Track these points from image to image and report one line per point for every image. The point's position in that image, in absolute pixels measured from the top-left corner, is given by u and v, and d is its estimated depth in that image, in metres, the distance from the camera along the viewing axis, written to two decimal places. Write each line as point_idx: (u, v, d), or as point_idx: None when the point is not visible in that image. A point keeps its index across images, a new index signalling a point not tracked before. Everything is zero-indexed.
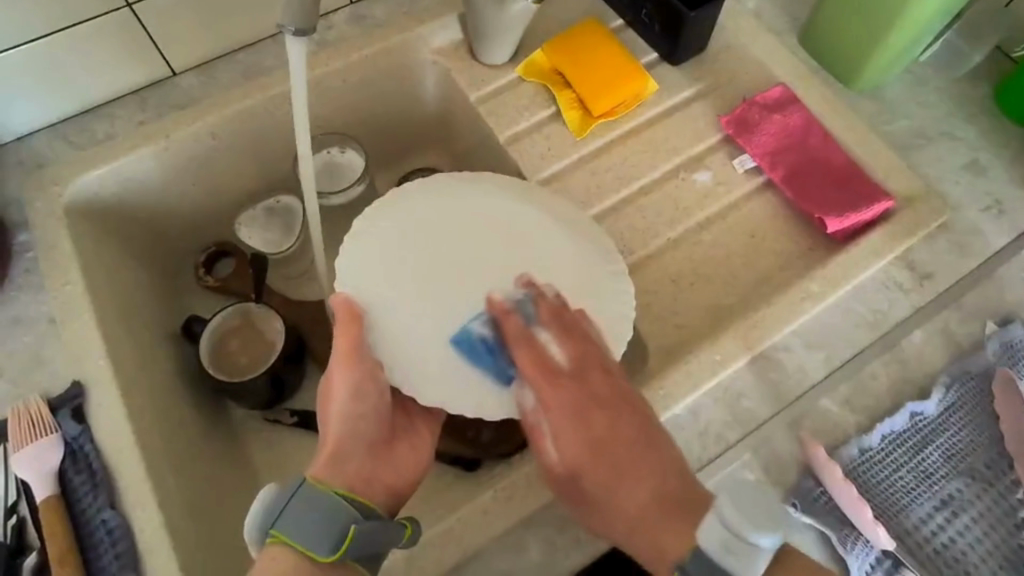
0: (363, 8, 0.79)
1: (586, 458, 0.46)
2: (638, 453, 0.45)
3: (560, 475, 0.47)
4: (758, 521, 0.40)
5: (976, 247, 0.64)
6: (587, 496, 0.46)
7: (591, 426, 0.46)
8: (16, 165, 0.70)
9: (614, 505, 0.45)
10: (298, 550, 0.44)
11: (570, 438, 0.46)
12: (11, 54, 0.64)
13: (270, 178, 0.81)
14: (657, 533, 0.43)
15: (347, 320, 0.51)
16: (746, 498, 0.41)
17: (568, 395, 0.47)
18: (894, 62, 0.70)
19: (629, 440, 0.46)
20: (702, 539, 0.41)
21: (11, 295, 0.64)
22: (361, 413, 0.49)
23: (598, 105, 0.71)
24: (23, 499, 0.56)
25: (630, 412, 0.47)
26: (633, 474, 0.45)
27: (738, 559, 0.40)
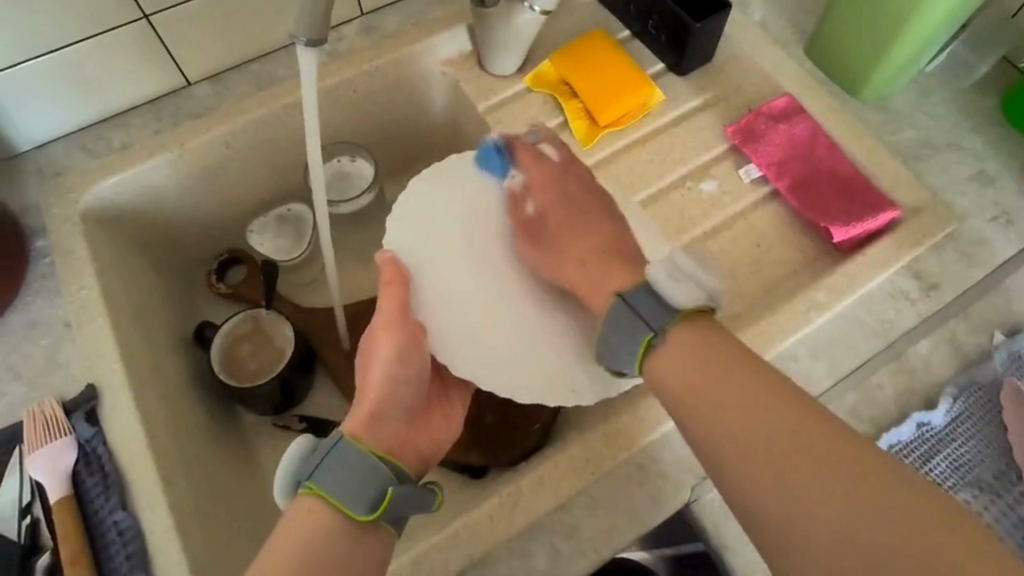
0: (374, 19, 0.80)
1: (548, 201, 0.57)
2: (599, 215, 0.56)
3: (533, 219, 0.58)
4: (699, 272, 0.48)
5: (984, 256, 0.64)
6: (551, 240, 0.57)
7: (569, 199, 0.57)
8: (34, 173, 0.71)
9: (579, 272, 0.54)
10: (333, 505, 0.44)
11: (546, 195, 0.57)
12: (32, 64, 0.66)
13: (281, 186, 0.82)
14: (596, 266, 0.54)
15: (394, 283, 0.54)
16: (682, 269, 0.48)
17: (553, 174, 0.58)
18: (900, 72, 0.70)
19: (587, 211, 0.57)
20: (651, 271, 0.48)
21: (28, 299, 0.65)
22: (401, 378, 0.51)
23: (605, 115, 0.72)
24: (37, 500, 0.56)
25: (601, 200, 0.58)
26: (579, 229, 0.56)
27: (678, 288, 0.47)
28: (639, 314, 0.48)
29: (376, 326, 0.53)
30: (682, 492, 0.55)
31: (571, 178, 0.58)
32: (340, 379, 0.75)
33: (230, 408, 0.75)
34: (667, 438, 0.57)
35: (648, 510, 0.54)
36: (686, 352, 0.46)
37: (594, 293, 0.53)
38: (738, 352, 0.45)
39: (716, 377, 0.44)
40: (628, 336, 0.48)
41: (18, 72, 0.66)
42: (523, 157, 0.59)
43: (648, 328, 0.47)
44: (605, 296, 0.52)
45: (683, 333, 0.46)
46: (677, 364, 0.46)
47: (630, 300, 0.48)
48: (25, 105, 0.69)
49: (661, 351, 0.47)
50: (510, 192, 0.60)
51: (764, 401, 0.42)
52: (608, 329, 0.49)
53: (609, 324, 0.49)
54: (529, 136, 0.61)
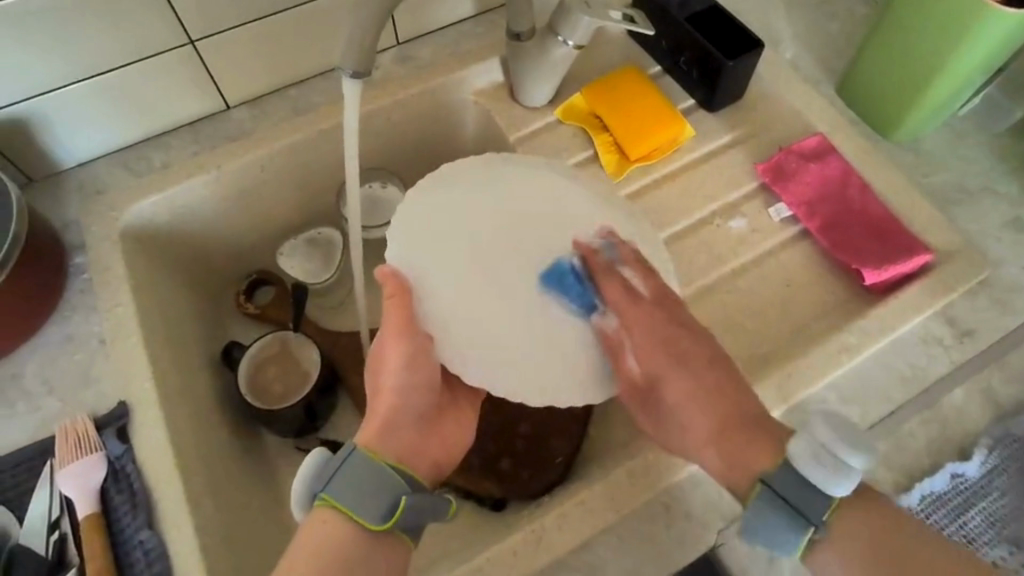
0: (410, 49, 0.81)
1: (656, 356, 0.53)
2: (710, 381, 0.53)
3: (642, 386, 0.54)
4: (850, 444, 0.44)
5: (1020, 304, 0.63)
6: (664, 407, 0.53)
7: (659, 339, 0.53)
8: (76, 190, 0.73)
9: (683, 423, 0.53)
10: (349, 516, 0.45)
11: (645, 343, 0.53)
12: (82, 86, 0.68)
13: (313, 209, 0.84)
14: (732, 439, 0.50)
15: (398, 292, 0.51)
16: (838, 424, 0.46)
17: (651, 318, 0.53)
18: (933, 114, 0.69)
19: (694, 358, 0.53)
20: (795, 453, 0.46)
21: (65, 313, 0.67)
22: (412, 388, 0.52)
23: (636, 149, 0.73)
24: (65, 515, 0.57)
25: (696, 339, 0.54)
26: (689, 380, 0.53)
27: (825, 470, 0.44)
28: (797, 491, 0.46)
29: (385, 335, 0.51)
30: (707, 535, 0.54)
31: (688, 347, 0.53)
32: (363, 403, 0.76)
33: (253, 428, 0.76)
34: (691, 478, 0.56)
35: (672, 552, 0.54)
36: (852, 543, 0.45)
37: (741, 475, 0.49)
38: (855, 511, 0.46)
39: (877, 552, 0.45)
40: (783, 523, 0.46)
41: (68, 94, 0.68)
42: (608, 288, 0.54)
43: (809, 522, 0.45)
44: (748, 478, 0.48)
45: (840, 514, 0.46)
46: (836, 554, 0.45)
47: (778, 483, 0.46)
48: (73, 125, 0.71)
49: (827, 539, 0.46)
50: (604, 332, 0.54)
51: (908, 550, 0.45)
52: (756, 523, 0.47)
53: (761, 522, 0.46)
54: (605, 254, 0.55)
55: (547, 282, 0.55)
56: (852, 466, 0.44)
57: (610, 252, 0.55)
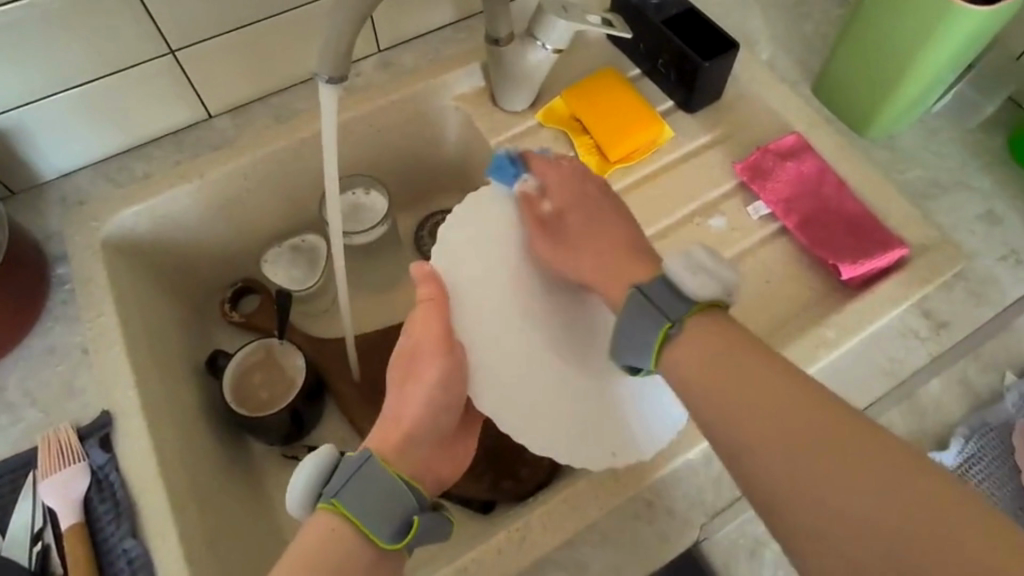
0: (391, 55, 0.82)
1: (565, 204, 0.57)
2: (613, 226, 0.56)
3: (549, 221, 0.57)
4: (716, 263, 0.47)
5: (994, 296, 0.64)
6: (572, 241, 0.55)
7: (576, 201, 0.57)
8: (58, 201, 0.73)
9: (579, 250, 0.55)
10: (357, 527, 0.44)
11: (561, 194, 0.57)
12: (62, 97, 0.68)
13: (296, 216, 0.84)
14: (617, 261, 0.53)
15: (439, 308, 0.52)
16: (705, 260, 0.47)
17: (571, 179, 0.58)
18: (906, 111, 0.71)
19: (600, 211, 0.57)
20: (668, 263, 0.47)
21: (48, 325, 0.66)
22: (441, 411, 0.52)
23: (616, 151, 0.73)
24: (49, 526, 0.57)
25: (604, 199, 0.58)
26: (592, 233, 0.55)
27: (695, 281, 0.46)
28: (655, 307, 0.47)
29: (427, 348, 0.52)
30: (690, 531, 0.55)
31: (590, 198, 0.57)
32: (349, 408, 0.76)
33: (240, 436, 0.76)
34: (673, 474, 0.56)
35: (656, 549, 0.55)
36: (699, 349, 0.44)
37: (617, 284, 0.52)
38: (708, 325, 0.45)
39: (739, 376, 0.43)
40: (643, 327, 0.47)
41: (47, 105, 0.68)
42: (537, 165, 0.59)
43: (665, 317, 0.46)
44: (622, 288, 0.52)
45: (678, 330, 0.45)
46: (688, 363, 0.45)
47: (641, 296, 0.47)
48: (53, 136, 0.71)
49: (681, 340, 0.45)
50: (527, 198, 0.58)
51: (772, 396, 0.41)
52: (624, 326, 0.48)
53: (627, 318, 0.48)
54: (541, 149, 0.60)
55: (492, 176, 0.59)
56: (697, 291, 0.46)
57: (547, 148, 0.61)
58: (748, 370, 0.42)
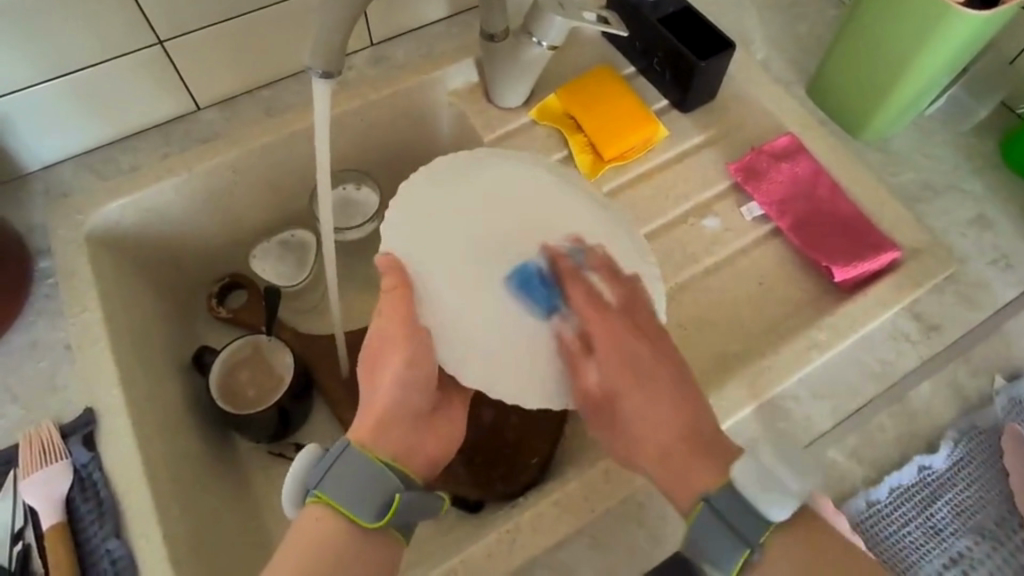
0: (383, 49, 0.81)
1: (621, 381, 0.49)
2: (665, 397, 0.48)
3: (600, 401, 0.50)
4: (790, 473, 0.43)
5: (984, 300, 0.64)
6: (635, 405, 0.48)
7: (625, 366, 0.48)
8: (41, 193, 0.71)
9: (639, 432, 0.48)
10: (344, 515, 0.45)
11: (613, 363, 0.49)
12: (45, 87, 0.67)
13: (286, 211, 0.83)
14: (686, 461, 0.46)
15: (402, 285, 0.51)
16: (785, 455, 0.44)
17: (619, 331, 0.49)
18: (900, 114, 0.71)
19: (660, 371, 0.48)
20: (736, 475, 0.44)
21: (30, 320, 0.65)
22: (411, 386, 0.50)
23: (610, 150, 0.73)
24: (29, 526, 0.56)
25: (658, 346, 0.49)
26: (653, 404, 0.48)
27: (774, 496, 0.43)
28: (728, 527, 0.43)
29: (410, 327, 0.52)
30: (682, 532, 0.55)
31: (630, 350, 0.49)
32: (338, 407, 0.75)
33: (226, 434, 0.75)
34: None
35: (646, 551, 0.54)
36: (786, 565, 0.43)
37: (682, 491, 0.46)
38: (783, 552, 0.43)
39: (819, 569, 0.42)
40: (721, 550, 0.43)
41: (31, 94, 0.67)
42: (573, 295, 0.50)
43: (747, 543, 0.43)
44: (689, 496, 0.46)
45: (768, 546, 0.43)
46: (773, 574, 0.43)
47: (709, 516, 0.44)
48: (36, 126, 0.69)
49: (761, 564, 0.43)
50: (561, 339, 0.51)
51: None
52: (698, 543, 0.44)
53: (699, 538, 0.44)
54: (576, 261, 0.52)
55: (512, 285, 0.52)
56: (777, 509, 0.42)
57: (580, 257, 0.53)
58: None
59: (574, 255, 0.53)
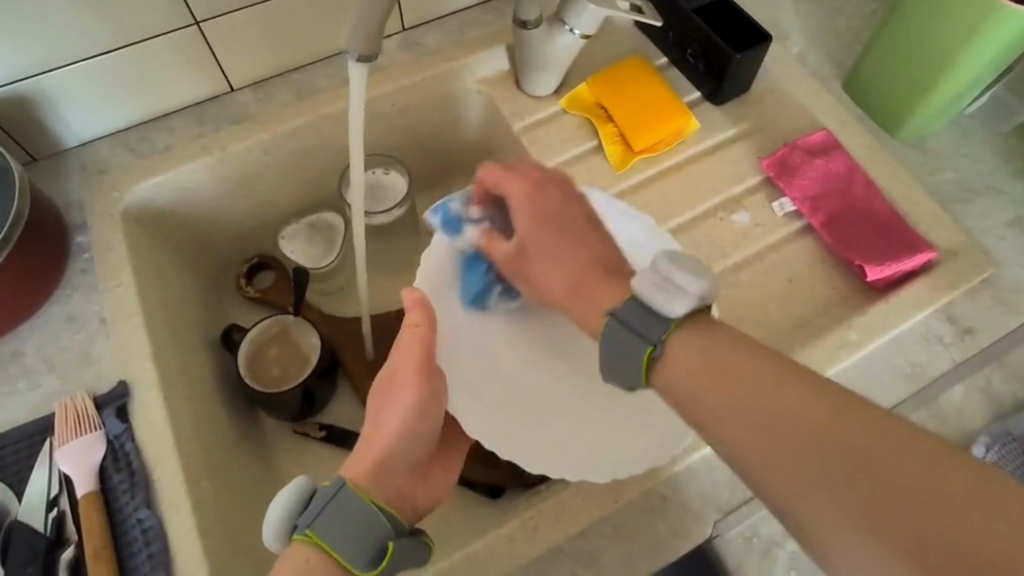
0: (415, 34, 0.80)
1: (529, 220, 0.51)
2: (580, 233, 0.50)
3: (513, 256, 0.52)
4: (689, 272, 0.42)
5: (1020, 304, 0.63)
6: (538, 251, 0.51)
7: (547, 219, 0.51)
8: (77, 169, 0.73)
9: (549, 261, 0.50)
10: (333, 556, 0.42)
11: (545, 229, 0.51)
12: (83, 65, 0.68)
13: (315, 195, 0.84)
14: (593, 289, 0.47)
15: (421, 319, 0.50)
16: (686, 261, 0.43)
17: (537, 193, 0.52)
18: (939, 113, 0.69)
19: (571, 221, 0.51)
20: (637, 284, 0.43)
21: (65, 293, 0.66)
22: (413, 436, 0.49)
23: (640, 141, 0.72)
24: (64, 493, 0.57)
25: (574, 222, 0.51)
26: (565, 244, 0.50)
27: (664, 295, 0.42)
28: (632, 333, 0.42)
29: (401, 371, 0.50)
30: (704, 526, 0.55)
31: (567, 198, 0.52)
32: (362, 388, 0.76)
33: (252, 411, 0.76)
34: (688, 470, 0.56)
35: (669, 543, 0.54)
36: (682, 368, 0.41)
37: (589, 313, 0.47)
38: (684, 342, 0.41)
39: (707, 379, 0.40)
40: (628, 351, 0.43)
41: (70, 71, 0.68)
42: (489, 176, 0.54)
43: (646, 341, 0.42)
44: (599, 316, 0.46)
45: (682, 334, 0.41)
46: (676, 376, 0.41)
47: (617, 329, 0.43)
48: (73, 103, 0.70)
49: (664, 364, 0.41)
50: (488, 233, 0.54)
51: (786, 391, 0.37)
52: (606, 355, 0.44)
53: (608, 349, 0.43)
54: (495, 217, 0.55)
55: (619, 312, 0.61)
56: (688, 293, 0.41)
57: (496, 221, 0.55)
58: (715, 360, 0.40)
59: (496, 219, 0.55)
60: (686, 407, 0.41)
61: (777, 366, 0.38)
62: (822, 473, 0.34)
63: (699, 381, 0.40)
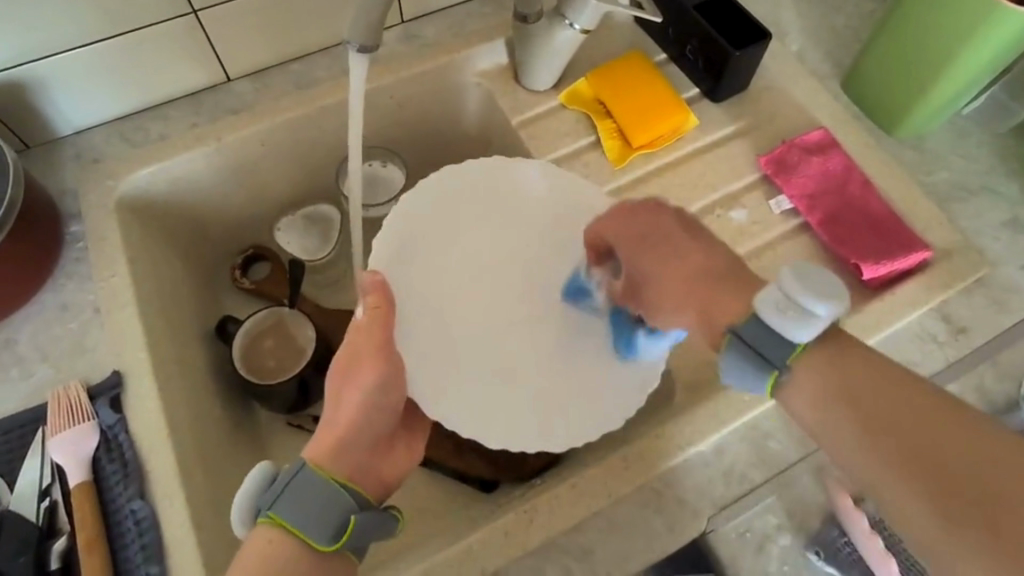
0: (415, 27, 0.80)
1: (634, 247, 0.51)
2: (691, 250, 0.48)
3: (628, 287, 0.53)
4: (820, 293, 0.40)
5: (1013, 304, 0.63)
6: (654, 271, 0.49)
7: (643, 243, 0.50)
8: (72, 157, 0.72)
9: (659, 284, 0.49)
10: (297, 536, 0.42)
11: (663, 256, 0.49)
12: (78, 52, 0.67)
13: (312, 187, 0.84)
14: (714, 293, 0.45)
15: (378, 304, 0.52)
16: (816, 279, 0.41)
17: (627, 221, 0.52)
18: (937, 113, 0.69)
19: (696, 244, 0.49)
20: (760, 305, 0.42)
21: (59, 282, 0.66)
22: (376, 409, 0.49)
23: (639, 137, 0.72)
24: (56, 483, 0.57)
25: (699, 244, 0.49)
26: (677, 261, 0.48)
27: (791, 318, 0.40)
28: (756, 348, 0.42)
29: (363, 349, 0.50)
30: (698, 522, 0.55)
31: (662, 213, 0.51)
32: None
33: (247, 403, 0.76)
34: (682, 467, 0.57)
35: (663, 540, 0.54)
36: (815, 379, 0.41)
37: (715, 328, 0.45)
38: (808, 365, 0.41)
39: (834, 396, 0.40)
40: (755, 371, 0.42)
41: (65, 58, 0.67)
42: (610, 211, 0.53)
43: (772, 365, 0.41)
44: (716, 331, 0.44)
45: (811, 354, 0.41)
46: (804, 385, 0.41)
47: (738, 344, 0.42)
48: (68, 91, 0.69)
49: (792, 385, 0.42)
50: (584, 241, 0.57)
51: (902, 402, 0.38)
52: (727, 369, 0.43)
53: (727, 362, 0.43)
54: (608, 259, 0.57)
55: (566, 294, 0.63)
56: (818, 317, 0.40)
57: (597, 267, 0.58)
58: (843, 378, 0.40)
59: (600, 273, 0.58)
60: (811, 428, 0.41)
61: (902, 381, 0.39)
62: (937, 489, 0.36)
63: (827, 402, 0.40)
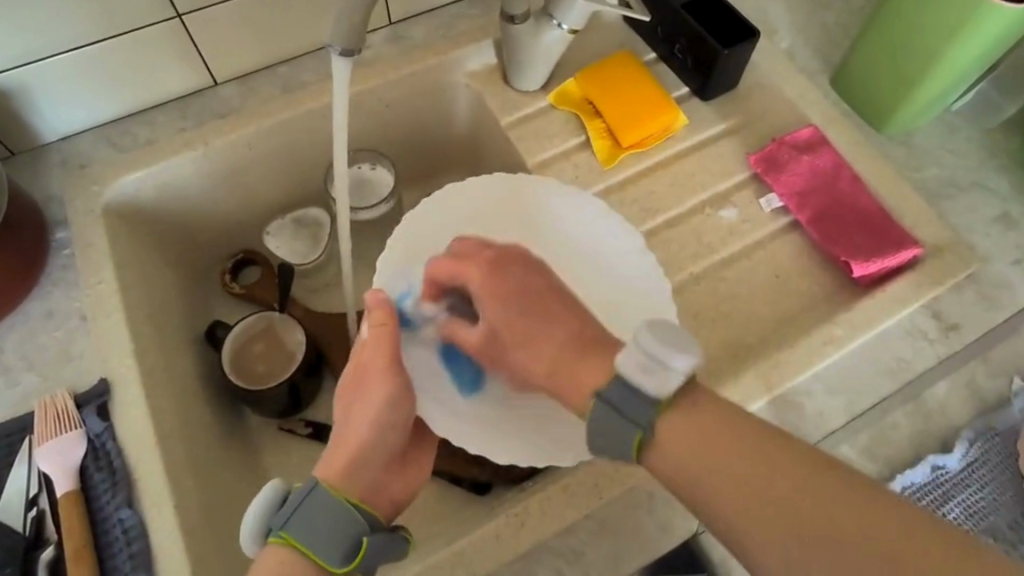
0: (402, 29, 0.80)
1: (497, 310, 0.48)
2: (556, 317, 0.47)
3: (486, 338, 0.49)
4: (674, 346, 0.41)
5: (1004, 300, 0.63)
6: (524, 326, 0.47)
7: (509, 304, 0.48)
8: (58, 163, 0.71)
9: (525, 356, 0.47)
10: (308, 555, 0.43)
11: (535, 341, 0.47)
12: (61, 58, 0.66)
13: (302, 190, 0.83)
14: (576, 368, 0.45)
15: (382, 322, 0.50)
16: (671, 330, 0.41)
17: (490, 281, 0.49)
18: (925, 109, 0.69)
19: (547, 307, 0.47)
20: (620, 361, 0.42)
21: (45, 290, 0.65)
22: (387, 426, 0.49)
23: (628, 136, 0.72)
24: (44, 492, 0.56)
25: (562, 304, 0.48)
26: (540, 340, 0.47)
27: (651, 377, 0.41)
28: (616, 414, 0.42)
29: (371, 367, 0.50)
30: (691, 522, 0.55)
31: (519, 269, 0.49)
32: None
33: (238, 408, 0.75)
34: None
35: (654, 539, 0.54)
36: (685, 441, 0.41)
37: (575, 393, 0.45)
38: (679, 424, 0.41)
39: (705, 462, 0.40)
40: (618, 432, 0.43)
41: (48, 65, 0.66)
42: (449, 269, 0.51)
43: (635, 425, 0.42)
44: (581, 393, 0.45)
45: (673, 422, 0.41)
46: (676, 452, 0.41)
47: (605, 403, 0.43)
48: (51, 97, 0.69)
49: (659, 445, 0.42)
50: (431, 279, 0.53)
51: (775, 467, 0.39)
52: (595, 431, 0.44)
53: (595, 427, 0.43)
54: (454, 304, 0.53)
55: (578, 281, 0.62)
56: (673, 369, 0.41)
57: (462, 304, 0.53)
58: (711, 432, 0.41)
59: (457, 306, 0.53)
60: (694, 498, 0.41)
61: (772, 441, 0.40)
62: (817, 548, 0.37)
63: (699, 462, 0.40)
